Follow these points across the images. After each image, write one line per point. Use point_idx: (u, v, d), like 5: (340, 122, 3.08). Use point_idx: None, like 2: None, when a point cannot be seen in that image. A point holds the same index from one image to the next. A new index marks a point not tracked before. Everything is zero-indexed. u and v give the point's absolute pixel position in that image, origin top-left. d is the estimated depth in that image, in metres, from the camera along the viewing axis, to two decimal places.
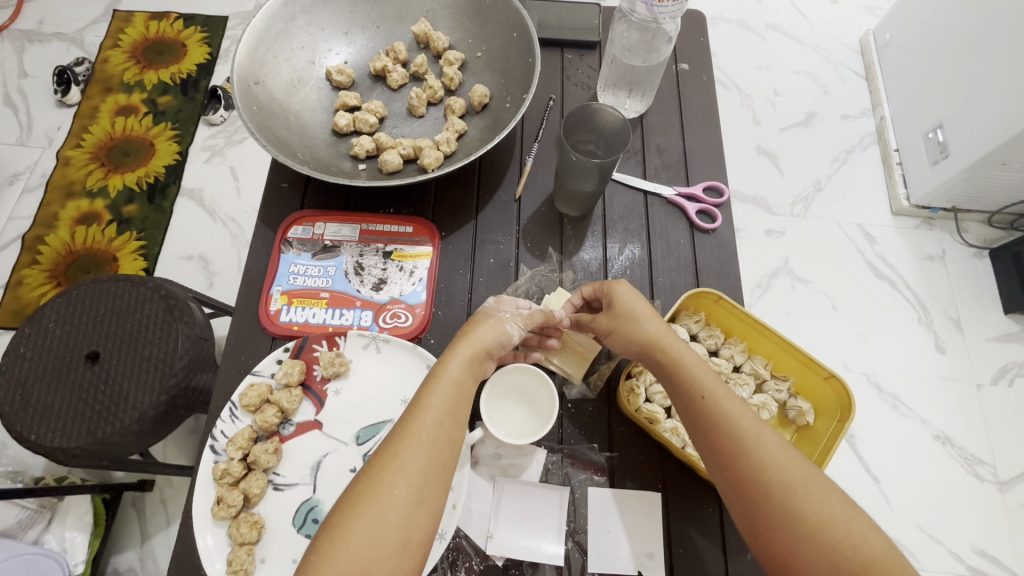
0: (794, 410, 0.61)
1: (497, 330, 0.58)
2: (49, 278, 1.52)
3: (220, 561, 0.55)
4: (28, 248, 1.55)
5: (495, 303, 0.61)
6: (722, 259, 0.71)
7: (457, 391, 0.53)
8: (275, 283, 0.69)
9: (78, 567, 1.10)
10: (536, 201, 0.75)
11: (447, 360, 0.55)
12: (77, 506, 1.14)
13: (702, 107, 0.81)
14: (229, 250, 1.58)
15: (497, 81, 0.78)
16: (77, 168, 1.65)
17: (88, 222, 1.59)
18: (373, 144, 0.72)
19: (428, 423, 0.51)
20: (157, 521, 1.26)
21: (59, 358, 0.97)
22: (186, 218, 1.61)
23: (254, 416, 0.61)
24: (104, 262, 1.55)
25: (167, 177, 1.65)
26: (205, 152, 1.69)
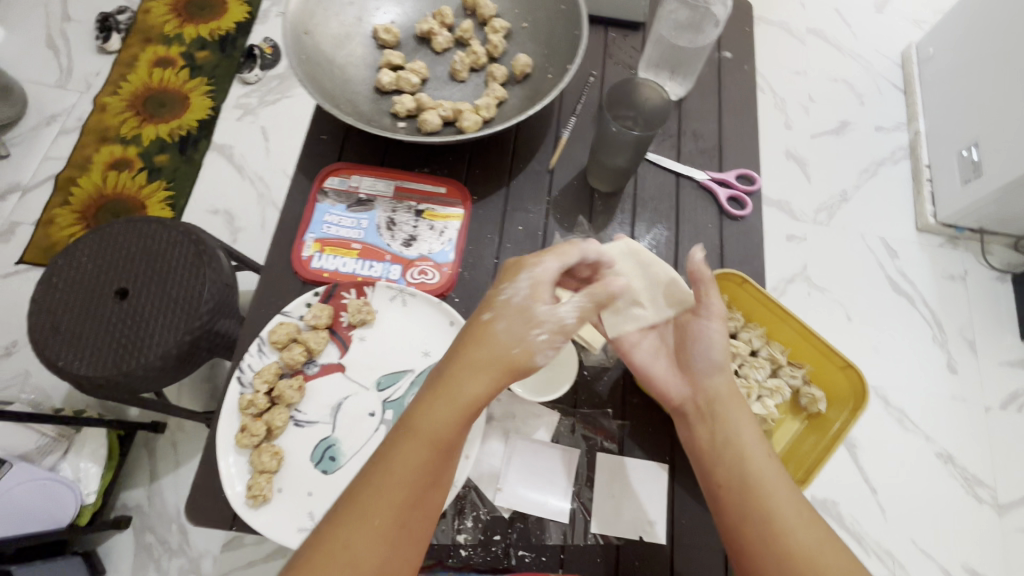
0: (807, 397, 0.62)
1: (517, 361, 0.51)
2: (79, 219, 1.56)
3: (240, 486, 0.58)
4: (61, 188, 1.59)
5: (521, 304, 0.53)
6: (749, 246, 0.72)
7: (435, 450, 0.49)
8: (309, 230, 0.70)
9: (90, 497, 1.16)
10: (568, 173, 0.76)
11: (430, 410, 0.50)
12: (94, 439, 1.19)
13: (741, 96, 0.81)
14: (255, 207, 1.61)
15: (540, 52, 0.78)
16: (112, 115, 1.68)
17: (120, 168, 1.63)
18: (414, 104, 0.74)
19: (399, 478, 0.48)
20: (166, 463, 1.31)
21: (90, 291, 1.00)
22: (215, 173, 1.64)
23: (281, 353, 0.63)
24: (133, 208, 1.59)
25: (199, 131, 1.68)
26: (238, 110, 1.71)
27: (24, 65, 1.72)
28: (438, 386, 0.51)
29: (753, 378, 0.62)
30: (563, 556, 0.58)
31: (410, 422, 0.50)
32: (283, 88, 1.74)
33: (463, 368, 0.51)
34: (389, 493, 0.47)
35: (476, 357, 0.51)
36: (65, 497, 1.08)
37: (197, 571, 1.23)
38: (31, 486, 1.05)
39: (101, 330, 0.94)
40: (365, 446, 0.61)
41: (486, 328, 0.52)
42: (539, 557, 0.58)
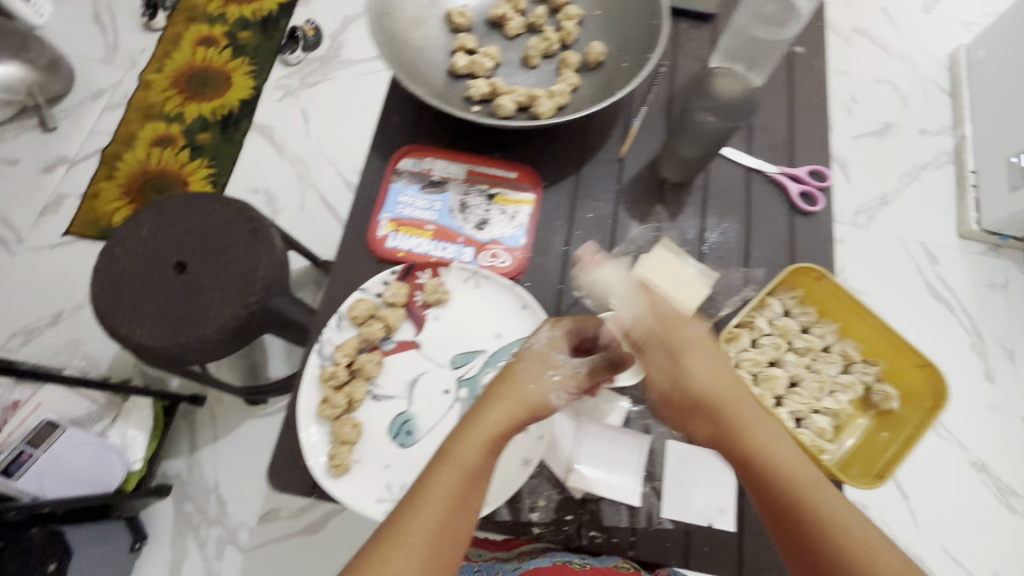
0: (880, 394, 0.61)
1: (534, 400, 0.51)
2: (123, 194, 1.58)
3: (322, 455, 0.59)
4: (106, 163, 1.62)
5: (548, 343, 0.55)
6: (819, 242, 0.72)
7: (466, 481, 0.47)
8: (384, 209, 0.71)
9: (137, 464, 1.17)
10: (638, 163, 0.76)
11: (466, 441, 0.48)
12: (140, 408, 1.21)
13: (812, 91, 0.80)
14: (294, 188, 1.62)
15: (614, 39, 0.78)
16: (157, 92, 1.70)
17: (163, 145, 1.65)
18: (489, 89, 0.74)
19: (435, 508, 0.45)
20: (206, 436, 1.32)
21: (149, 263, 1.02)
22: (257, 153, 1.66)
23: (360, 327, 0.64)
24: (175, 184, 1.61)
25: (241, 111, 1.70)
26: (279, 91, 1.72)
27: (74, 41, 1.75)
28: (473, 416, 0.50)
29: (824, 373, 0.63)
30: (634, 538, 0.59)
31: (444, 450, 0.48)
32: (324, 71, 1.75)
33: (497, 401, 0.51)
34: (421, 524, 0.44)
35: (508, 391, 0.51)
36: (112, 462, 1.12)
37: (234, 542, 1.25)
38: (83, 450, 1.10)
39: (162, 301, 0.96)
40: (441, 422, 0.62)
41: (520, 363, 0.54)
42: (610, 539, 0.59)
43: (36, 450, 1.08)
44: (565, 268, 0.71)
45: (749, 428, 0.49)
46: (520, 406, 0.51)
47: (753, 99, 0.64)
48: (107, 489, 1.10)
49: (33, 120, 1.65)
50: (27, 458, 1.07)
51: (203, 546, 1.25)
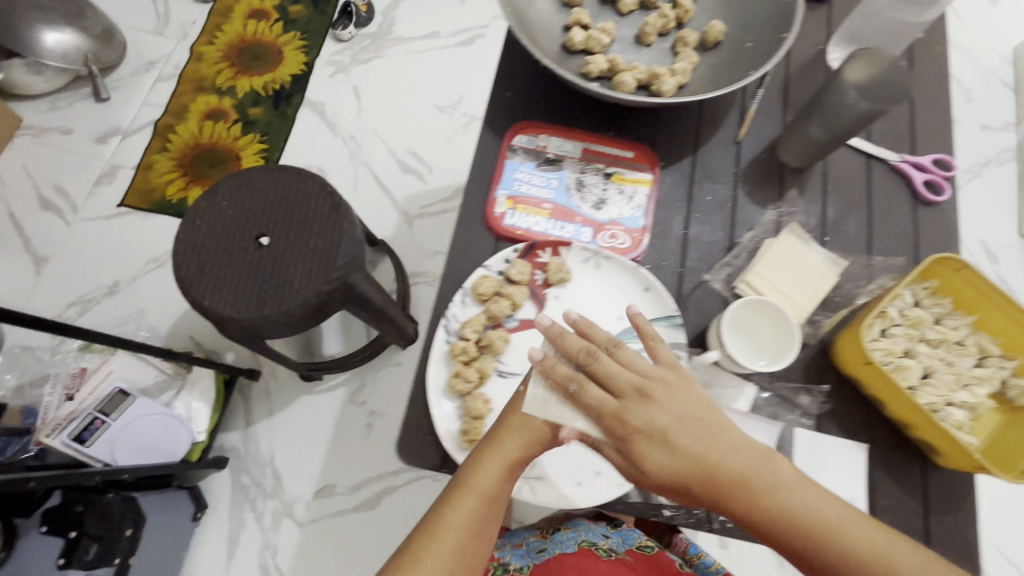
0: (1015, 388, 0.60)
1: (542, 434, 0.52)
2: (176, 167, 1.46)
3: (452, 430, 0.59)
4: (159, 135, 1.50)
5: (542, 396, 0.51)
6: (944, 233, 0.71)
7: (486, 505, 0.50)
8: (500, 186, 0.71)
9: (201, 436, 1.09)
10: (756, 146, 0.74)
11: (481, 469, 0.51)
12: (204, 378, 1.11)
13: (931, 78, 0.78)
14: (346, 167, 1.45)
15: (732, 18, 0.75)
16: (209, 65, 1.58)
17: (215, 118, 1.52)
18: (607, 65, 0.72)
19: (454, 533, 0.49)
20: (260, 409, 1.19)
21: (231, 236, 1.02)
22: (308, 129, 1.49)
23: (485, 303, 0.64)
24: (229, 159, 1.48)
25: (292, 85, 1.54)
26: (330, 67, 1.55)
27: (123, 11, 1.65)
28: (487, 444, 0.52)
29: (958, 366, 0.62)
30: None
31: (459, 480, 0.51)
32: (375, 48, 1.55)
33: (507, 431, 0.52)
34: (442, 545, 0.48)
35: (516, 424, 0.52)
36: (180, 431, 1.03)
37: (289, 516, 1.10)
38: (149, 420, 1.00)
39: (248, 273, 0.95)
40: None
41: (517, 402, 0.53)
42: None
43: (108, 417, 0.97)
44: (685, 252, 0.69)
45: (717, 466, 0.47)
46: (524, 444, 0.52)
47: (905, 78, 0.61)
48: (173, 459, 1.02)
49: (84, 88, 1.54)
50: (99, 425, 0.95)
51: (259, 518, 1.11)
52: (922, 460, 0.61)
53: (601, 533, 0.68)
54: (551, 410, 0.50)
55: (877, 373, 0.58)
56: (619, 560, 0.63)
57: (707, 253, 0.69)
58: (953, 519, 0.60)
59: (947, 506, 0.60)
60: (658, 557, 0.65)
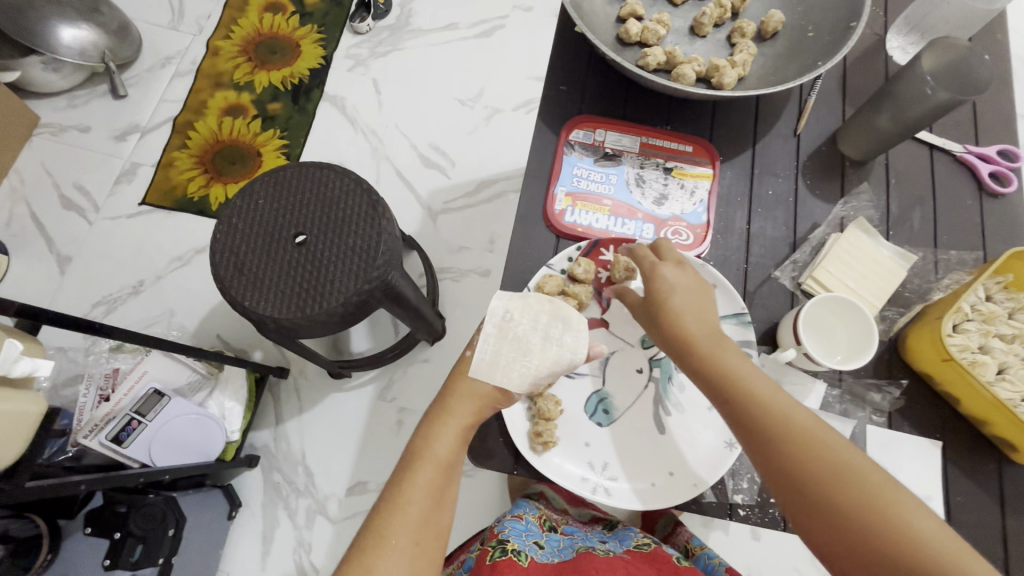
0: None
1: (490, 398, 0.55)
2: (197, 164, 1.38)
3: (524, 432, 0.59)
4: (178, 132, 1.42)
5: (490, 358, 0.55)
6: (1011, 226, 0.69)
7: (442, 473, 0.52)
8: (559, 182, 0.70)
9: (235, 434, 1.07)
10: (816, 139, 0.73)
11: (436, 438, 0.53)
12: (235, 378, 1.09)
13: (995, 66, 0.76)
14: (370, 163, 1.40)
15: (791, 7, 0.74)
16: (225, 60, 1.49)
17: (234, 115, 1.44)
18: (666, 57, 0.71)
19: (414, 504, 0.50)
20: (291, 407, 1.18)
21: (269, 235, 1.00)
22: (331, 126, 1.44)
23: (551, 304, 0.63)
24: (249, 156, 1.40)
25: (312, 80, 1.48)
26: (349, 60, 1.50)
27: (135, 6, 1.54)
28: (436, 414, 0.55)
29: None
30: None
31: (414, 452, 0.53)
32: (395, 41, 1.50)
33: (456, 396, 0.55)
34: (407, 516, 0.49)
35: (462, 391, 0.55)
36: (214, 432, 1.01)
37: (324, 513, 1.10)
38: (184, 420, 0.98)
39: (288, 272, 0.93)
40: (638, 401, 0.61)
41: (464, 370, 0.56)
42: None
43: (144, 418, 0.95)
44: (749, 247, 0.68)
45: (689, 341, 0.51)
46: (474, 410, 0.55)
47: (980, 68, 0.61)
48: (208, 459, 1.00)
49: (103, 86, 1.43)
50: (137, 426, 0.94)
51: (293, 517, 1.10)
52: (997, 456, 0.61)
53: (595, 539, 0.69)
54: (500, 367, 0.55)
55: (956, 369, 0.57)
56: (619, 556, 0.62)
57: (771, 249, 0.68)
58: None
59: None
60: (654, 552, 0.64)
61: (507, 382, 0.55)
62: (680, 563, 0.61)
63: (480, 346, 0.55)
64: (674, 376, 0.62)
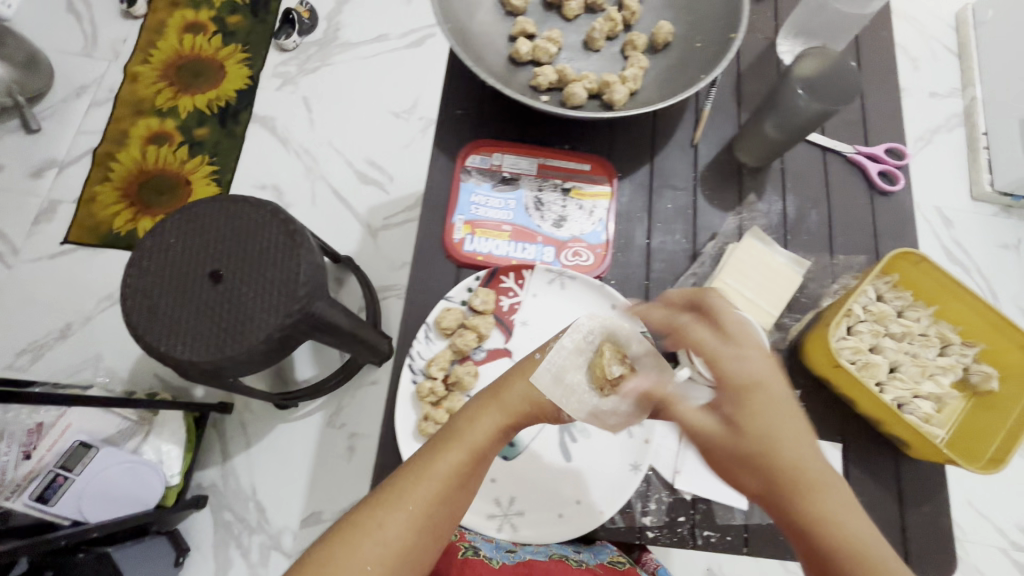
0: (978, 374, 0.61)
1: (546, 408, 0.49)
2: (122, 197, 1.32)
3: None
4: (99, 164, 1.35)
5: (555, 372, 0.50)
6: (901, 223, 0.71)
7: (473, 461, 0.46)
8: (457, 211, 0.68)
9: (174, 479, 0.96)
10: (713, 147, 0.73)
11: (476, 419, 0.47)
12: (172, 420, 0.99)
13: (880, 64, 0.78)
14: (306, 184, 1.36)
15: (680, 18, 0.74)
16: (145, 86, 1.41)
17: (158, 142, 1.37)
18: (557, 76, 0.70)
19: (434, 482, 0.44)
20: (237, 445, 1.08)
21: (180, 275, 0.85)
22: (259, 147, 1.38)
23: (583, 373, 0.51)
24: (177, 184, 1.34)
25: (237, 102, 1.41)
26: (277, 79, 1.43)
27: (45, 35, 1.46)
28: (489, 395, 0.49)
29: (925, 358, 0.63)
30: (747, 535, 0.59)
31: (453, 429, 0.47)
32: (323, 55, 1.45)
33: (512, 386, 0.49)
34: (426, 489, 0.44)
35: (516, 388, 0.49)
36: (152, 481, 0.92)
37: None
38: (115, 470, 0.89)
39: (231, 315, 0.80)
40: (543, 432, 0.60)
41: (529, 366, 0.50)
42: (724, 537, 0.59)
43: (71, 473, 0.87)
44: (649, 262, 0.68)
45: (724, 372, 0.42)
46: (526, 409, 0.48)
47: (853, 71, 0.62)
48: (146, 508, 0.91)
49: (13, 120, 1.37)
50: (61, 482, 0.86)
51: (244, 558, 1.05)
52: (895, 452, 0.62)
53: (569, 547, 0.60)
54: (564, 384, 0.50)
55: (845, 374, 0.59)
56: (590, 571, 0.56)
57: (671, 262, 0.68)
58: (929, 510, 0.60)
59: (923, 498, 0.61)
60: (627, 572, 0.57)
61: (568, 404, 0.49)
62: None
63: (554, 354, 0.50)
64: None
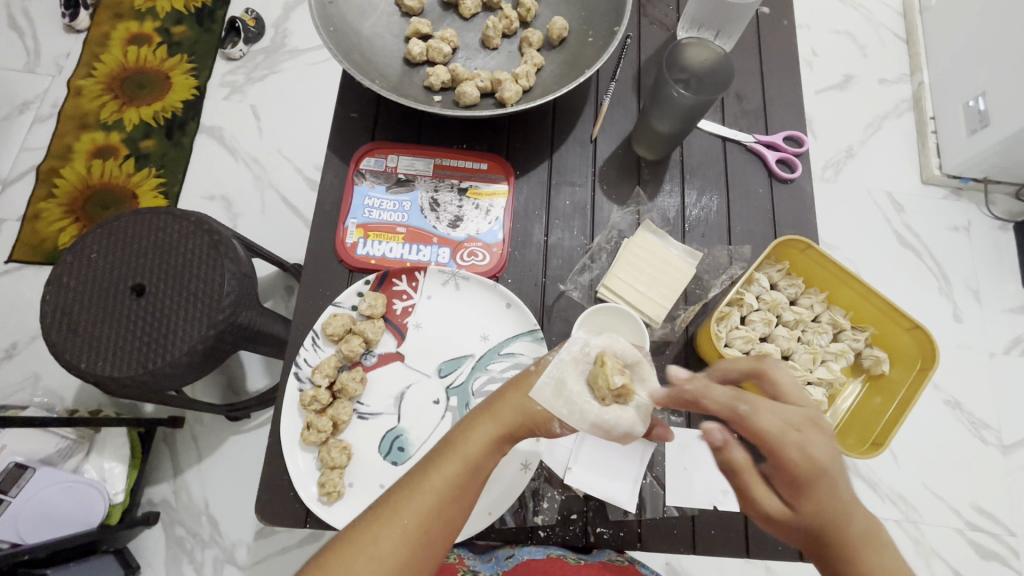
0: (870, 358, 0.62)
1: (538, 420, 0.47)
2: (67, 214, 1.30)
3: (313, 484, 0.57)
4: (43, 181, 1.32)
5: (555, 382, 0.47)
6: (800, 210, 0.71)
7: (466, 474, 0.45)
8: (350, 215, 0.67)
9: (118, 496, 1.02)
10: (612, 142, 0.73)
11: (470, 432, 0.47)
12: (115, 437, 1.04)
13: (784, 53, 0.78)
14: (253, 192, 1.34)
15: (576, 14, 0.74)
16: (90, 100, 1.38)
17: (104, 156, 1.35)
18: (449, 75, 0.69)
19: (432, 493, 0.44)
20: (187, 459, 1.15)
21: (97, 291, 0.79)
22: (204, 158, 1.36)
23: (584, 385, 0.48)
24: (123, 199, 1.32)
25: (185, 113, 1.39)
26: (224, 88, 1.42)
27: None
28: (483, 409, 0.49)
29: (816, 344, 0.63)
30: (641, 530, 0.59)
31: (448, 441, 0.47)
32: (271, 63, 1.44)
33: (506, 399, 0.48)
34: (420, 502, 0.44)
35: (510, 401, 0.48)
36: (94, 498, 0.97)
37: (232, 562, 1.10)
38: (58, 489, 0.95)
39: (165, 328, 0.76)
40: (433, 434, 0.60)
41: (524, 379, 0.49)
42: (617, 533, 0.59)
43: (8, 495, 0.93)
44: (547, 260, 0.68)
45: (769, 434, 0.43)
46: (519, 422, 0.47)
47: (731, 63, 0.65)
48: (90, 526, 0.96)
49: None
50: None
51: (199, 569, 1.09)
52: None
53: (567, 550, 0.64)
54: (565, 396, 0.47)
55: None
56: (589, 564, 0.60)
57: (568, 258, 0.68)
58: None
59: None
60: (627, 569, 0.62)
61: (566, 416, 0.47)
62: None
63: (550, 366, 0.48)
64: (470, 402, 0.61)
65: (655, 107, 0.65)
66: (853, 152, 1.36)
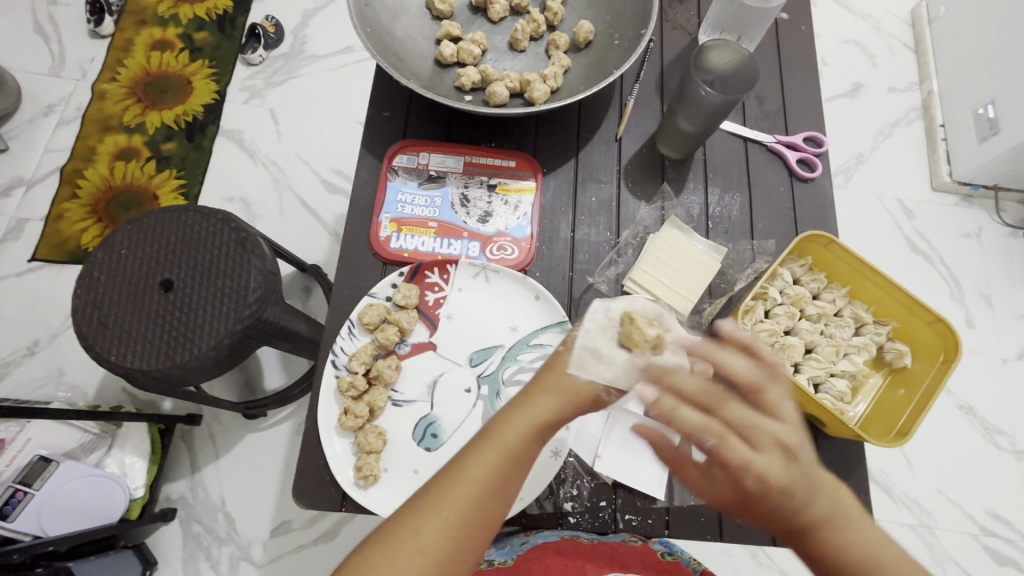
0: (892, 352, 0.64)
1: (580, 396, 0.49)
2: (90, 213, 1.33)
3: (348, 469, 0.58)
4: (67, 182, 1.35)
5: (591, 349, 0.51)
6: (820, 207, 0.73)
7: (508, 461, 0.46)
8: (383, 210, 0.69)
9: (138, 491, 1.04)
10: (637, 141, 0.75)
11: (509, 420, 0.48)
12: (137, 432, 1.06)
13: (802, 58, 0.80)
14: (272, 193, 1.37)
15: (602, 18, 0.76)
16: (113, 103, 1.42)
17: (126, 158, 1.38)
18: (479, 76, 0.71)
19: (473, 483, 0.45)
20: (206, 455, 1.16)
21: (129, 286, 0.81)
22: (225, 161, 1.39)
23: (620, 346, 0.52)
24: (146, 200, 1.35)
25: (206, 117, 1.42)
26: (244, 92, 1.45)
27: (11, 54, 1.45)
28: (519, 398, 0.50)
29: (839, 338, 0.64)
30: (668, 517, 0.60)
31: (487, 432, 0.48)
32: (291, 69, 1.47)
33: (543, 384, 0.49)
34: (462, 492, 0.45)
35: (550, 384, 0.49)
36: (114, 493, 0.99)
37: (248, 558, 1.11)
38: (81, 484, 0.95)
39: (194, 322, 0.78)
40: (465, 421, 0.61)
41: (559, 360, 0.51)
42: (645, 520, 0.60)
43: (31, 488, 0.92)
44: (574, 255, 0.69)
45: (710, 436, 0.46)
46: (557, 407, 0.49)
47: (754, 64, 0.67)
48: (110, 520, 0.97)
49: None
50: (23, 496, 0.91)
51: (216, 566, 1.10)
52: (815, 430, 0.63)
53: None
54: (603, 358, 0.51)
55: None
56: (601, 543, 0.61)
57: (594, 253, 0.69)
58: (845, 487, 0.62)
59: (840, 476, 0.62)
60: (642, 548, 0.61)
61: (610, 378, 0.49)
62: (663, 560, 0.61)
63: (581, 336, 0.52)
64: (501, 391, 0.62)
65: (681, 105, 0.66)
66: (863, 159, 1.38)
